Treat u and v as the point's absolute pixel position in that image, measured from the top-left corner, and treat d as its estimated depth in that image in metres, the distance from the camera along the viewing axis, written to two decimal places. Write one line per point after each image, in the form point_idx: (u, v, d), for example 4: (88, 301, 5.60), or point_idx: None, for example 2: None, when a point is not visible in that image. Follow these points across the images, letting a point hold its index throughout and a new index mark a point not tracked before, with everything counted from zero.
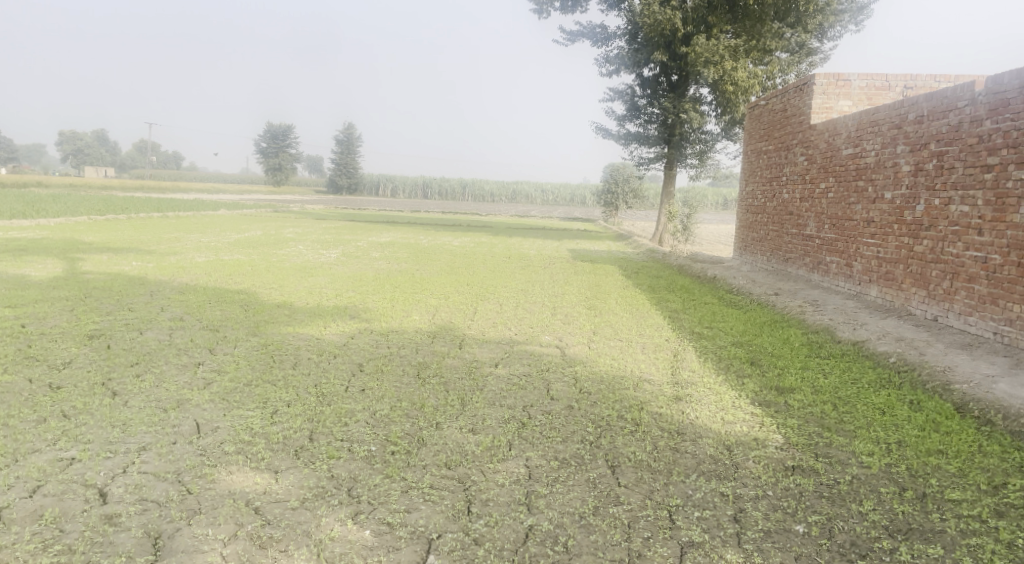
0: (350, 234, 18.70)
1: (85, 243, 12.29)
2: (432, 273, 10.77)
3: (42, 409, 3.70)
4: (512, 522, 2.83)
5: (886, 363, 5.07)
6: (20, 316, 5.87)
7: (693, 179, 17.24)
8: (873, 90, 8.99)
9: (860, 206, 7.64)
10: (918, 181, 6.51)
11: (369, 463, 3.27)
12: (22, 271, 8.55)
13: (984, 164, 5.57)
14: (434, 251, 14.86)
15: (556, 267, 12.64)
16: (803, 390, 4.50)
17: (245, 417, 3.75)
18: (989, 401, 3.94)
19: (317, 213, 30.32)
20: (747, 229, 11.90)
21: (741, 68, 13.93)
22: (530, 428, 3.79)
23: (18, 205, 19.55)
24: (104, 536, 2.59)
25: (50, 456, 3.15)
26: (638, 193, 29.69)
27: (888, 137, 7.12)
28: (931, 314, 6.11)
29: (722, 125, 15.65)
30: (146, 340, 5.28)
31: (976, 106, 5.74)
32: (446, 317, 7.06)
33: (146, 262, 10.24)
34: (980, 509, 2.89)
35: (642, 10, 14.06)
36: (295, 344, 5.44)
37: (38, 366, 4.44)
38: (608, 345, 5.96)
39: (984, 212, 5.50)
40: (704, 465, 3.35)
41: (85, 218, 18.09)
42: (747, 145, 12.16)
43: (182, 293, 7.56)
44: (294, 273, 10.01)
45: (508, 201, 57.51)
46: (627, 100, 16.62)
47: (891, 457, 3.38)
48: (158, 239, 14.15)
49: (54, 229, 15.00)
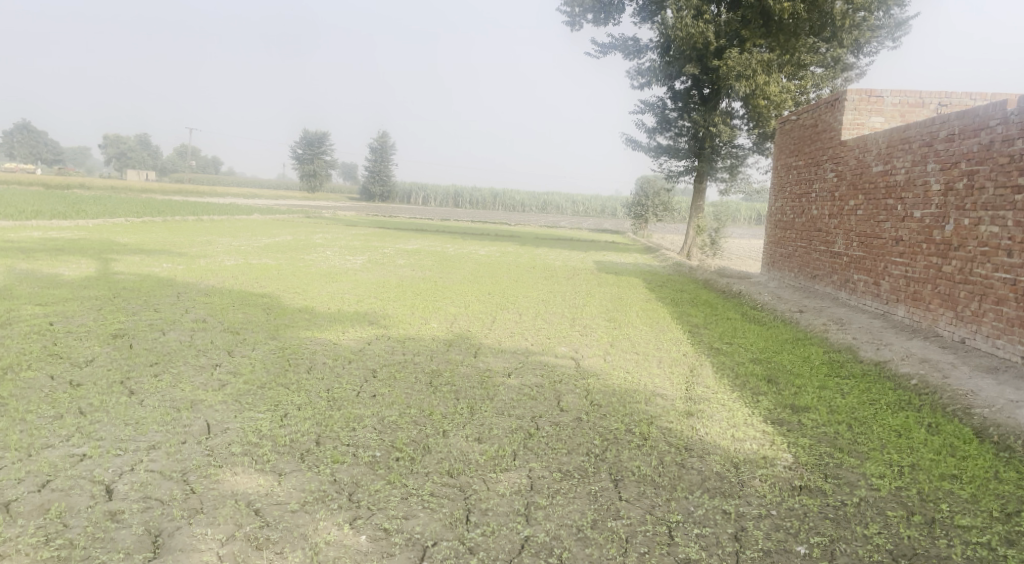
0: (379, 241, 18.93)
1: (120, 244, 12.67)
2: (455, 282, 10.82)
3: (61, 405, 3.81)
4: (509, 533, 2.82)
5: (907, 384, 4.94)
6: (49, 314, 6.06)
7: (722, 193, 17.10)
8: (907, 106, 8.82)
9: (889, 224, 7.47)
10: (948, 200, 6.35)
11: (372, 469, 3.30)
12: (56, 270, 8.81)
13: (1014, 185, 5.42)
14: (459, 259, 14.93)
15: (579, 278, 12.60)
16: (819, 409, 4.41)
17: (255, 419, 3.81)
18: (1010, 427, 3.81)
19: (348, 220, 30.76)
20: (776, 244, 11.71)
21: (773, 82, 13.81)
22: (536, 439, 3.78)
23: (61, 205, 20.17)
24: (106, 532, 2.66)
25: (63, 452, 3.25)
26: (668, 206, 29.46)
27: (919, 155, 6.97)
28: (959, 336, 5.94)
29: (753, 139, 15.48)
30: (167, 340, 5.41)
31: (1009, 125, 5.57)
32: (463, 325, 7.08)
33: (176, 264, 10.50)
34: (990, 536, 2.80)
35: (674, 23, 14.02)
36: (312, 349, 5.52)
37: (61, 363, 4.58)
38: (624, 358, 5.91)
39: (1014, 233, 5.34)
40: (709, 481, 3.30)
41: (124, 220, 18.68)
42: (777, 160, 11.98)
43: (208, 295, 7.73)
44: (319, 278, 10.15)
45: (537, 210, 57.55)
46: (657, 113, 16.56)
47: (902, 480, 3.29)
48: (190, 242, 14.45)
49: (91, 230, 15.43)
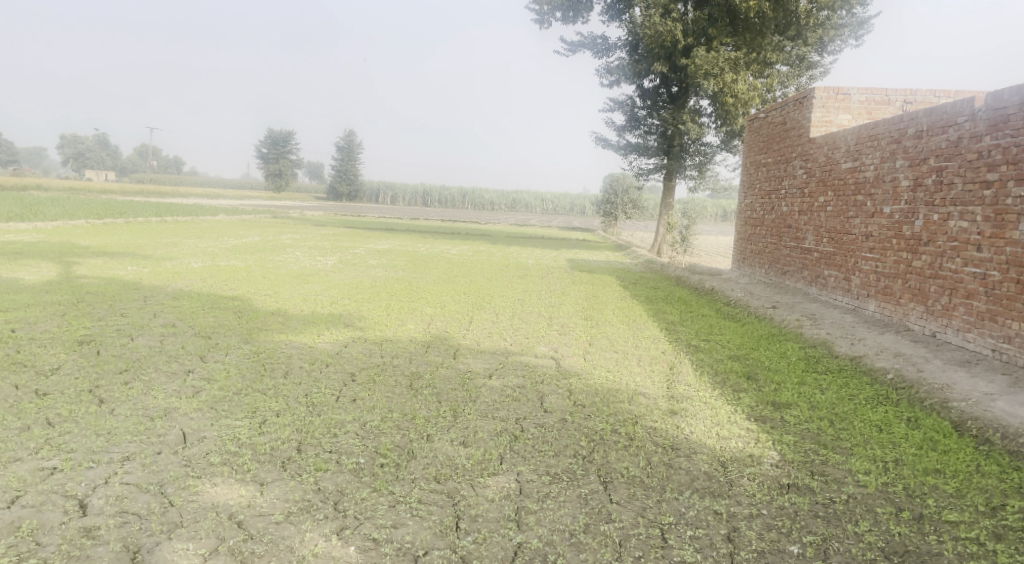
0: (348, 241, 18.69)
1: (81, 247, 12.21)
2: (429, 282, 10.69)
3: (27, 416, 3.64)
4: (501, 539, 2.77)
5: (883, 379, 5.02)
6: (9, 320, 5.82)
7: (692, 190, 17.25)
8: (873, 104, 8.99)
9: (858, 220, 7.60)
10: (917, 196, 6.47)
11: (357, 476, 3.21)
12: (15, 275, 8.49)
13: (983, 180, 5.55)
14: (432, 259, 14.81)
15: (554, 276, 12.57)
16: (800, 406, 4.44)
17: (233, 426, 3.69)
18: (987, 420, 3.90)
19: (318, 220, 30.23)
20: (746, 241, 11.86)
21: (741, 81, 13.93)
22: (522, 441, 3.73)
23: (16, 208, 19.42)
24: (82, 550, 2.53)
25: (32, 465, 3.10)
26: (638, 203, 29.67)
27: (888, 152, 7.10)
28: (930, 330, 6.07)
29: (721, 137, 15.65)
30: (137, 346, 5.22)
31: (976, 122, 5.71)
32: (441, 326, 7.01)
33: (141, 267, 10.18)
34: (977, 531, 2.85)
35: (643, 21, 14.10)
36: (287, 352, 5.40)
37: (25, 372, 4.38)
38: (604, 357, 5.91)
39: (983, 227, 5.47)
40: (697, 481, 3.29)
41: (84, 222, 18.07)
42: (746, 157, 12.13)
43: (176, 299, 7.49)
44: (290, 280, 9.93)
45: (507, 208, 57.53)
46: (627, 111, 16.64)
47: (888, 476, 3.33)
48: (154, 243, 14.05)
49: (50, 232, 14.90)
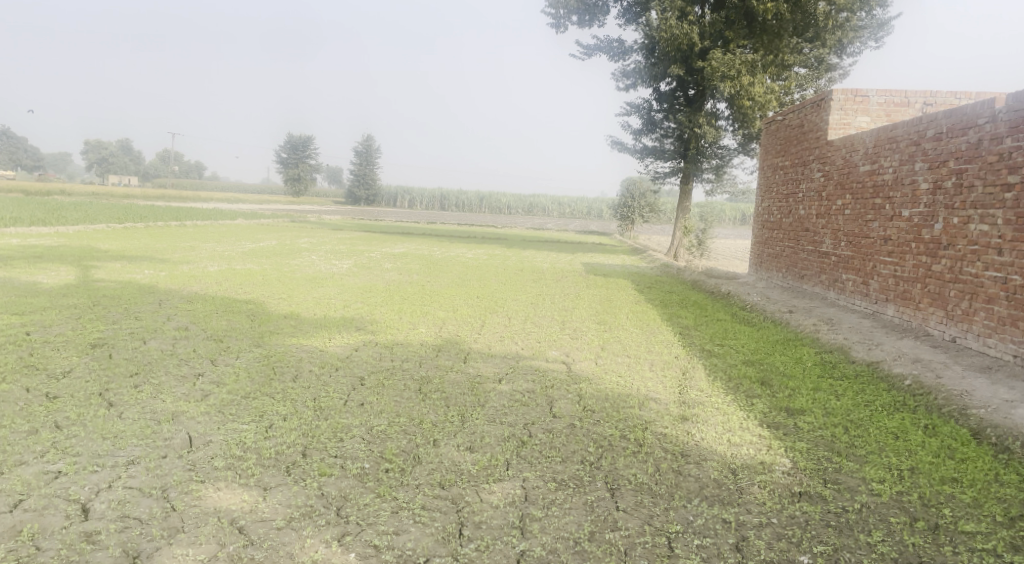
0: (364, 245, 18.72)
1: (100, 251, 12.40)
2: (442, 285, 10.72)
3: (36, 419, 3.67)
4: (504, 547, 2.73)
5: (901, 385, 4.91)
6: (26, 323, 5.89)
7: (708, 194, 17.10)
8: (892, 106, 8.83)
9: (877, 224, 7.46)
10: (936, 199, 6.34)
11: (361, 482, 3.18)
12: (34, 279, 8.58)
13: (1004, 183, 5.41)
14: (447, 262, 14.79)
15: (568, 280, 12.49)
16: (814, 412, 4.35)
17: (238, 430, 3.69)
18: (1007, 428, 3.79)
19: (334, 224, 30.38)
20: (763, 245, 11.69)
21: (758, 83, 13.77)
22: (529, 447, 3.69)
23: (39, 212, 19.67)
24: (81, 555, 2.54)
25: (36, 469, 3.11)
26: (654, 208, 29.47)
27: (906, 154, 6.96)
28: (950, 335, 5.93)
29: (738, 140, 15.49)
30: (148, 349, 5.26)
31: (997, 124, 5.57)
32: (452, 330, 6.96)
33: (158, 271, 10.25)
34: (995, 542, 2.76)
35: (659, 24, 14.02)
36: (297, 356, 5.40)
37: (37, 375, 4.42)
38: (616, 362, 5.84)
39: (1005, 231, 5.33)
40: (706, 489, 3.23)
41: (104, 226, 18.26)
42: (763, 160, 11.97)
43: (190, 303, 7.53)
44: (304, 284, 9.95)
45: (524, 213, 57.55)
46: (643, 114, 16.54)
47: (902, 485, 3.24)
48: (172, 248, 14.15)
49: (71, 237, 15.08)
